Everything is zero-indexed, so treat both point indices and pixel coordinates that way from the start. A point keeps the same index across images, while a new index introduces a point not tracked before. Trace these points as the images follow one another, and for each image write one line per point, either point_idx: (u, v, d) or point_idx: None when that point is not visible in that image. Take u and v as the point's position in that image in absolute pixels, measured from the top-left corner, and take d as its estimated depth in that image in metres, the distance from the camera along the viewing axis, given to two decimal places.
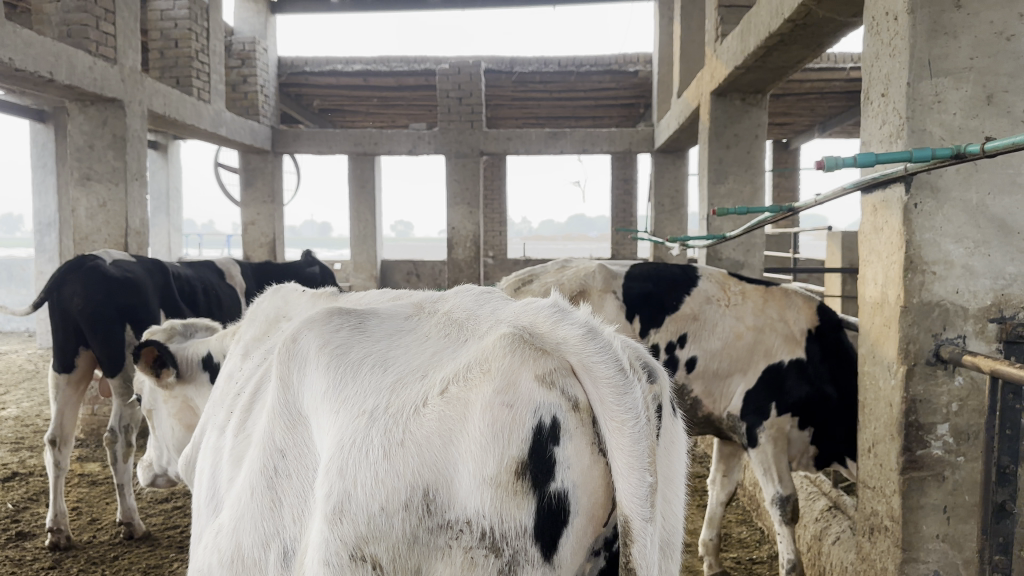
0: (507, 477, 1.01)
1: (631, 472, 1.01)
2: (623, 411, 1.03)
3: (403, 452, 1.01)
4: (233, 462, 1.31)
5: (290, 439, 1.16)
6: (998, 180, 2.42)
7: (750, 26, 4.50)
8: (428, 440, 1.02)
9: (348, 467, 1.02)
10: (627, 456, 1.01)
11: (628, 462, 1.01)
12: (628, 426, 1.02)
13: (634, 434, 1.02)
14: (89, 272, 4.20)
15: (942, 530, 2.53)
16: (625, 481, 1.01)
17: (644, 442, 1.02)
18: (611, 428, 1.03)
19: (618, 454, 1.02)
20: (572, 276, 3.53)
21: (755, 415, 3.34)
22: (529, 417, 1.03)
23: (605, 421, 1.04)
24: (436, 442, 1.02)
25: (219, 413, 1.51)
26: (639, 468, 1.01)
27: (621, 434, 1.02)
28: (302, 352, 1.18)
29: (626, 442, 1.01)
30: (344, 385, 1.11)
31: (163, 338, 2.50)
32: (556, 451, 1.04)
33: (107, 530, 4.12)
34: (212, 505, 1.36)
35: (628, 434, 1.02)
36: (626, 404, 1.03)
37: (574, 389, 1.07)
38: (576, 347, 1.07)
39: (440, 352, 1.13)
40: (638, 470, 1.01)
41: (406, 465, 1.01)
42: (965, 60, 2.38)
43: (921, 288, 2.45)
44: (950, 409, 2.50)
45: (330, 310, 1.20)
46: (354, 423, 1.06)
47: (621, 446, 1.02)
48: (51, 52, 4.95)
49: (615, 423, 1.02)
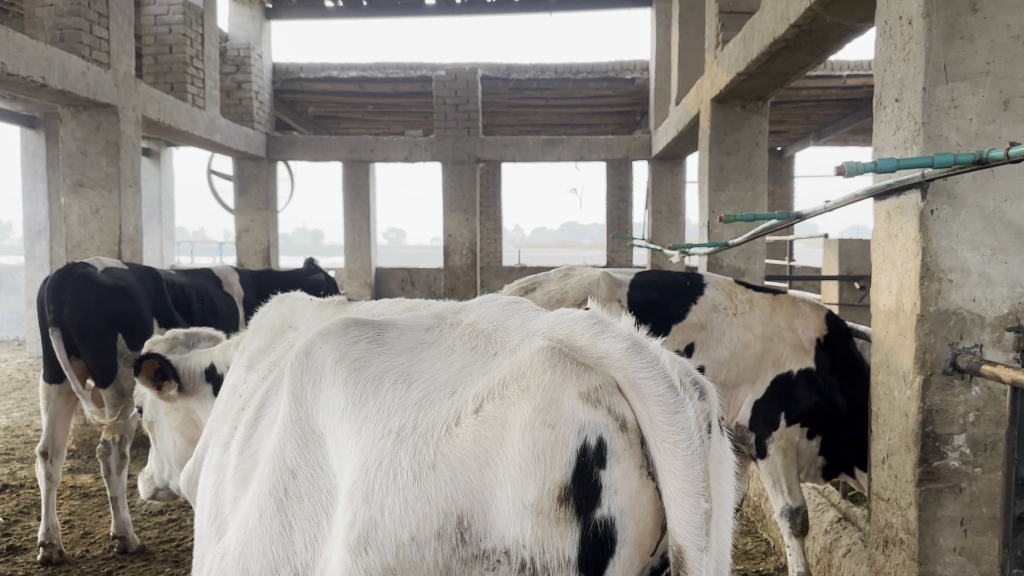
0: (549, 504, 0.94)
1: (685, 497, 0.94)
2: (676, 432, 0.96)
3: (433, 475, 0.94)
4: (240, 481, 1.23)
5: (304, 458, 1.09)
6: (1014, 186, 2.37)
7: (752, 32, 4.46)
8: (461, 463, 0.95)
9: (373, 492, 0.95)
10: (680, 480, 0.94)
11: (681, 488, 0.94)
12: (682, 447, 0.95)
13: (689, 457, 0.95)
14: (82, 280, 4.10)
15: (960, 543, 2.46)
16: (679, 508, 0.94)
17: (699, 465, 0.95)
18: (663, 450, 0.96)
19: (670, 477, 0.95)
20: (575, 284, 3.45)
21: (763, 425, 3.29)
22: (573, 438, 0.95)
23: (655, 442, 0.96)
24: (471, 465, 0.94)
25: (221, 429, 1.43)
26: (693, 494, 0.94)
27: (674, 457, 0.95)
28: (317, 366, 1.10)
29: (679, 466, 0.94)
30: (365, 403, 1.03)
31: (164, 348, 2.42)
32: (603, 475, 0.96)
33: (100, 544, 4.02)
34: (217, 526, 1.28)
35: (682, 456, 0.95)
36: (678, 424, 0.96)
37: (621, 407, 0.99)
38: (621, 362, 0.99)
39: (468, 366, 1.06)
40: (692, 496, 0.94)
41: (438, 491, 0.94)
42: (982, 65, 2.33)
43: (938, 296, 2.39)
44: (966, 419, 2.43)
45: (347, 321, 1.13)
46: (379, 443, 0.98)
47: (674, 469, 0.95)
48: (44, 57, 4.87)
49: (667, 445, 0.95)
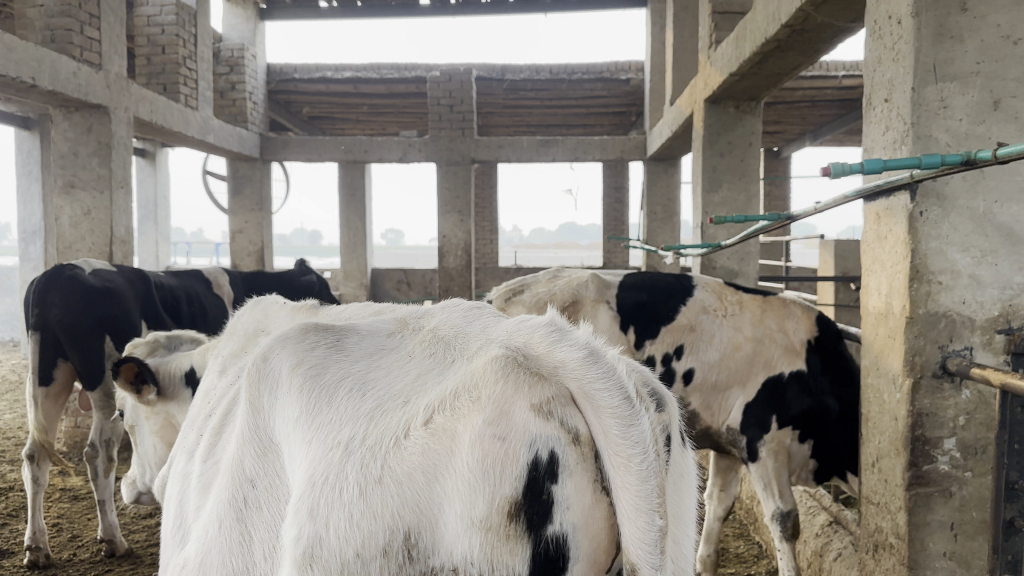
0: (499, 520, 0.91)
1: (638, 514, 0.91)
2: (630, 446, 0.93)
3: (380, 490, 0.91)
4: (200, 490, 1.19)
5: (261, 467, 1.05)
6: (1004, 187, 2.34)
7: (744, 32, 4.44)
8: (409, 477, 0.91)
9: (320, 506, 0.92)
10: (633, 496, 0.91)
11: (635, 504, 0.91)
12: (635, 462, 0.92)
13: (643, 471, 0.92)
14: (68, 281, 4.06)
15: (950, 548, 2.43)
16: (632, 524, 0.91)
17: (653, 480, 0.92)
18: (616, 464, 0.93)
19: (623, 493, 0.92)
20: (564, 286, 3.43)
21: (755, 428, 3.23)
22: (523, 451, 0.92)
23: (608, 456, 0.94)
24: (420, 479, 0.91)
25: (188, 435, 1.40)
26: (647, 510, 0.91)
27: (627, 471, 0.92)
28: (273, 373, 1.07)
29: (632, 481, 0.91)
30: (319, 412, 1.00)
31: (145, 352, 2.38)
32: (554, 489, 0.93)
33: (87, 548, 3.98)
34: (179, 536, 1.23)
35: (635, 471, 0.92)
36: (632, 438, 0.93)
37: (575, 419, 0.96)
38: (576, 372, 0.97)
39: (425, 375, 1.03)
40: (646, 512, 0.91)
41: (385, 506, 0.90)
42: (971, 65, 2.31)
43: (927, 298, 2.37)
44: (957, 423, 2.41)
45: (305, 327, 1.10)
46: (328, 455, 0.95)
47: (627, 484, 0.92)
48: (34, 57, 4.83)
49: (621, 459, 0.93)
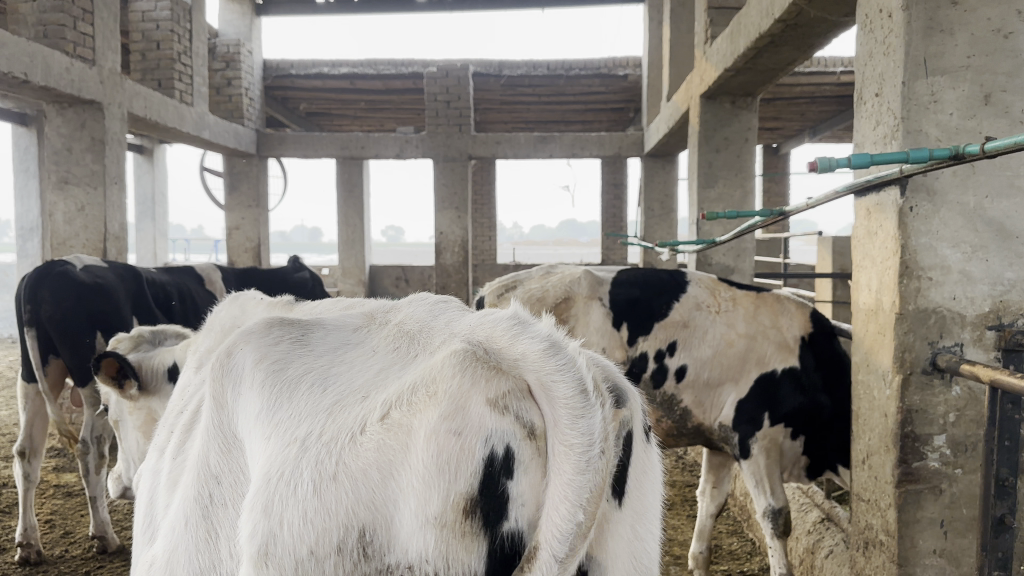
0: (454, 518, 0.88)
1: (563, 502, 0.89)
2: (576, 436, 0.91)
3: (335, 486, 0.89)
4: (168, 487, 1.15)
5: (226, 463, 1.04)
6: (995, 182, 2.32)
7: (739, 27, 4.40)
8: (363, 473, 0.89)
9: (275, 504, 0.90)
10: (564, 485, 0.89)
11: (562, 493, 0.89)
12: (576, 452, 0.91)
13: (581, 463, 0.90)
14: (58, 279, 4.03)
15: (940, 545, 2.42)
16: (551, 516, 0.89)
17: (589, 473, 0.90)
18: (558, 454, 0.91)
19: (554, 482, 0.90)
20: (555, 283, 3.42)
21: (747, 425, 3.21)
22: (478, 447, 0.90)
23: (553, 447, 0.92)
24: (374, 476, 0.89)
25: (158, 433, 1.35)
26: (572, 503, 0.88)
27: (567, 460, 0.90)
28: (237, 368, 1.05)
29: (569, 470, 0.90)
30: (280, 407, 0.99)
31: (129, 346, 2.37)
32: (509, 486, 0.91)
33: (80, 544, 3.97)
34: (147, 535, 1.20)
35: (575, 462, 0.90)
36: (582, 428, 0.92)
37: (530, 412, 0.94)
38: (535, 364, 0.95)
39: (386, 370, 1.01)
40: (570, 504, 0.89)
41: (340, 502, 0.88)
42: (962, 59, 2.29)
43: (917, 294, 2.35)
44: (947, 419, 2.39)
45: (270, 321, 1.09)
46: (285, 451, 0.93)
47: (562, 472, 0.90)
48: (26, 53, 4.81)
49: (563, 448, 0.91)
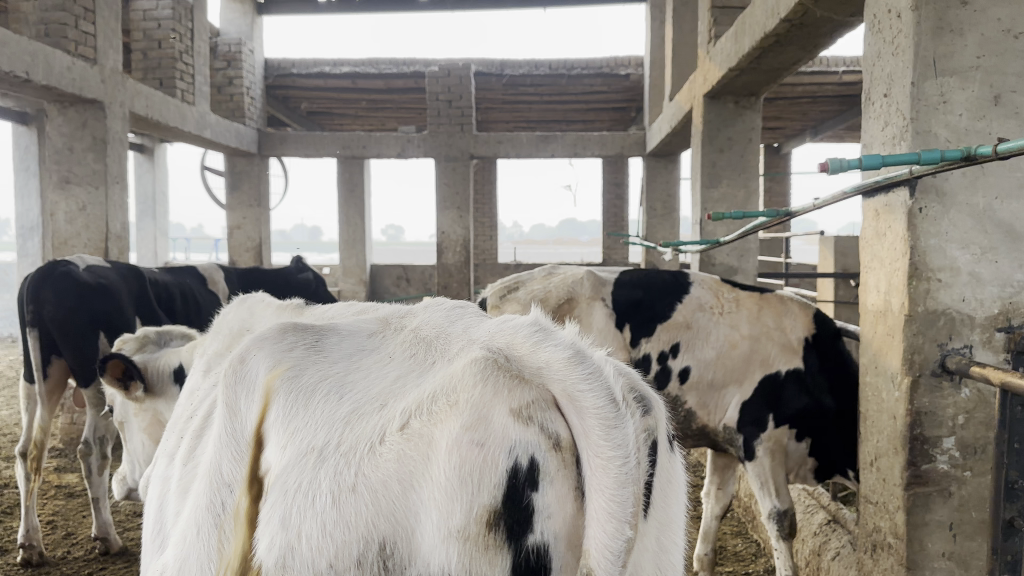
0: (477, 530, 0.87)
1: (607, 518, 0.88)
2: (610, 448, 0.89)
3: (355, 497, 0.87)
4: (179, 494, 1.13)
5: (240, 472, 1.02)
6: (1005, 183, 2.30)
7: (744, 27, 4.39)
8: (384, 484, 0.87)
9: (293, 515, 0.89)
10: (605, 500, 0.88)
11: (605, 509, 0.88)
12: (614, 465, 0.89)
13: (619, 476, 0.88)
14: (61, 278, 4.01)
15: (948, 548, 2.41)
16: (600, 528, 0.88)
17: (630, 486, 0.88)
18: (594, 466, 0.89)
19: (596, 495, 0.89)
20: (559, 284, 3.41)
21: (752, 426, 3.19)
22: (503, 458, 0.88)
23: (587, 458, 0.90)
24: (396, 488, 0.87)
25: (167, 438, 1.33)
26: (617, 518, 0.87)
27: (604, 473, 0.89)
28: (250, 375, 1.04)
29: (608, 483, 0.88)
30: (296, 416, 0.97)
31: (134, 347, 2.35)
32: (535, 498, 0.89)
33: (82, 546, 3.96)
34: (156, 541, 1.19)
35: (611, 476, 0.89)
36: (615, 440, 0.90)
37: (557, 423, 0.92)
38: (561, 373, 0.93)
39: (405, 377, 1.00)
40: (616, 519, 0.87)
41: (359, 515, 0.87)
42: (971, 60, 2.27)
43: (926, 296, 2.33)
44: (956, 422, 2.37)
45: (284, 327, 1.07)
46: (302, 461, 0.92)
47: (602, 486, 0.88)
48: (28, 52, 4.79)
49: (599, 461, 0.89)
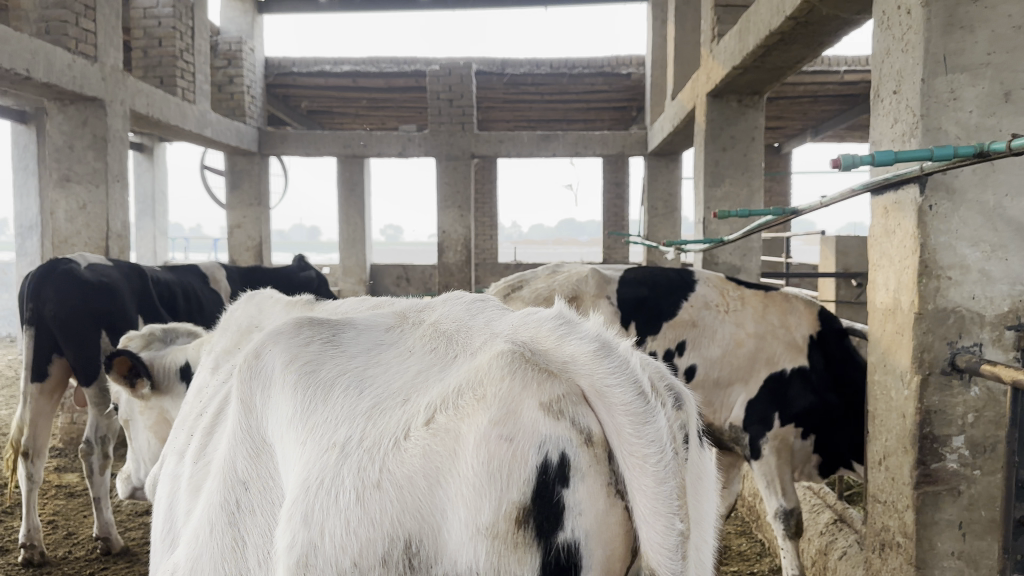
0: (507, 527, 0.85)
1: (654, 517, 0.86)
2: (645, 445, 0.88)
3: (380, 494, 0.85)
4: (190, 493, 1.11)
5: (255, 468, 1.00)
6: (1015, 181, 2.29)
7: (748, 24, 4.37)
8: (409, 480, 0.85)
9: (316, 512, 0.87)
10: (650, 498, 0.87)
11: (651, 507, 0.86)
12: (651, 462, 0.87)
13: (658, 473, 0.87)
14: (62, 276, 3.99)
15: (958, 547, 2.38)
16: (651, 527, 0.86)
17: (670, 482, 0.87)
18: (630, 464, 0.88)
19: (638, 494, 0.87)
20: (563, 282, 3.38)
21: (758, 425, 3.17)
22: (532, 454, 0.86)
23: (622, 455, 0.89)
24: (421, 484, 0.85)
25: (176, 436, 1.31)
26: (665, 513, 0.86)
27: (642, 471, 0.87)
28: (265, 370, 1.02)
29: (648, 482, 0.87)
30: (314, 411, 0.95)
31: (140, 345, 2.33)
32: (566, 494, 0.87)
33: (83, 546, 3.93)
34: (167, 540, 1.17)
35: (650, 472, 0.87)
36: (647, 436, 0.88)
37: (587, 417, 0.91)
38: (588, 367, 0.91)
39: (426, 371, 0.98)
40: (664, 516, 0.86)
41: (384, 513, 0.85)
42: (982, 56, 2.25)
43: (936, 294, 2.32)
44: (966, 420, 2.35)
45: (300, 321, 1.05)
46: (324, 457, 0.90)
47: (641, 485, 0.87)
48: (28, 49, 4.76)
49: (636, 459, 0.88)
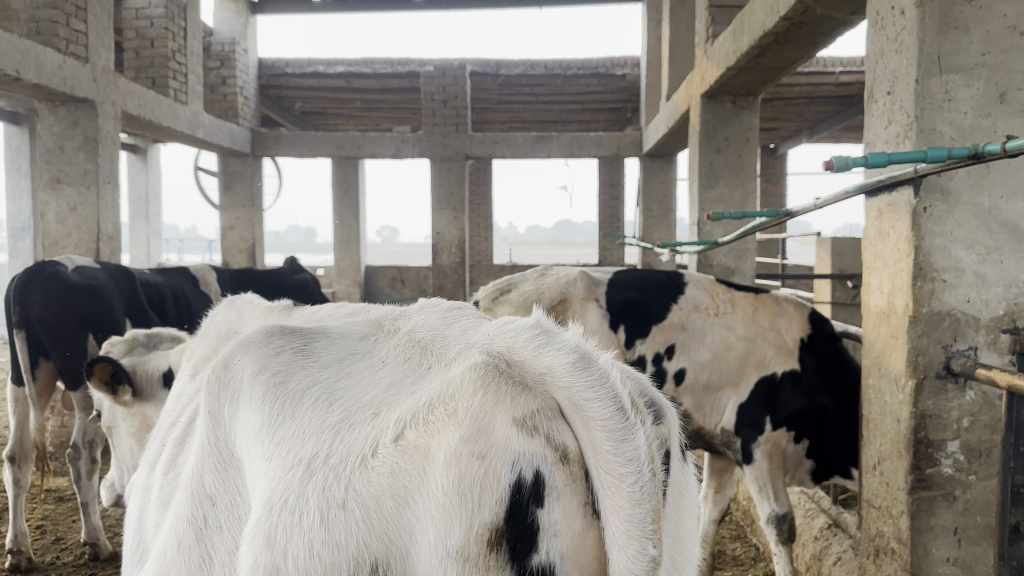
0: (478, 549, 0.81)
1: (629, 541, 0.83)
2: (623, 464, 0.85)
3: (344, 516, 0.82)
4: (160, 506, 1.07)
5: (223, 483, 0.97)
6: (1010, 183, 2.26)
7: (742, 25, 4.34)
8: (375, 501, 0.82)
9: (278, 533, 0.83)
10: (624, 521, 0.84)
11: (626, 531, 0.83)
12: (628, 482, 0.84)
13: (635, 494, 0.84)
14: (48, 278, 3.94)
15: (954, 553, 2.35)
16: (620, 552, 0.83)
17: (645, 504, 0.84)
18: (606, 484, 0.85)
19: (613, 517, 0.84)
20: (551, 284, 3.35)
21: (750, 429, 3.13)
22: (505, 473, 0.83)
23: (599, 475, 0.86)
24: (388, 505, 0.82)
25: (149, 444, 1.27)
26: (639, 538, 0.83)
27: (619, 493, 0.84)
28: (234, 381, 0.98)
29: (624, 502, 0.84)
30: (280, 425, 0.92)
31: (122, 351, 2.29)
32: (540, 514, 0.84)
33: (71, 551, 3.88)
34: (136, 554, 1.13)
35: (628, 493, 0.84)
36: (624, 454, 0.85)
37: (563, 434, 0.87)
38: (565, 380, 0.88)
39: (398, 383, 0.95)
40: (638, 540, 0.83)
41: (349, 535, 0.81)
42: (977, 57, 2.22)
43: (931, 297, 2.28)
44: (960, 424, 2.32)
45: (270, 330, 1.02)
46: (288, 474, 0.86)
47: (617, 507, 0.84)
48: (18, 50, 4.71)
49: (612, 479, 0.85)
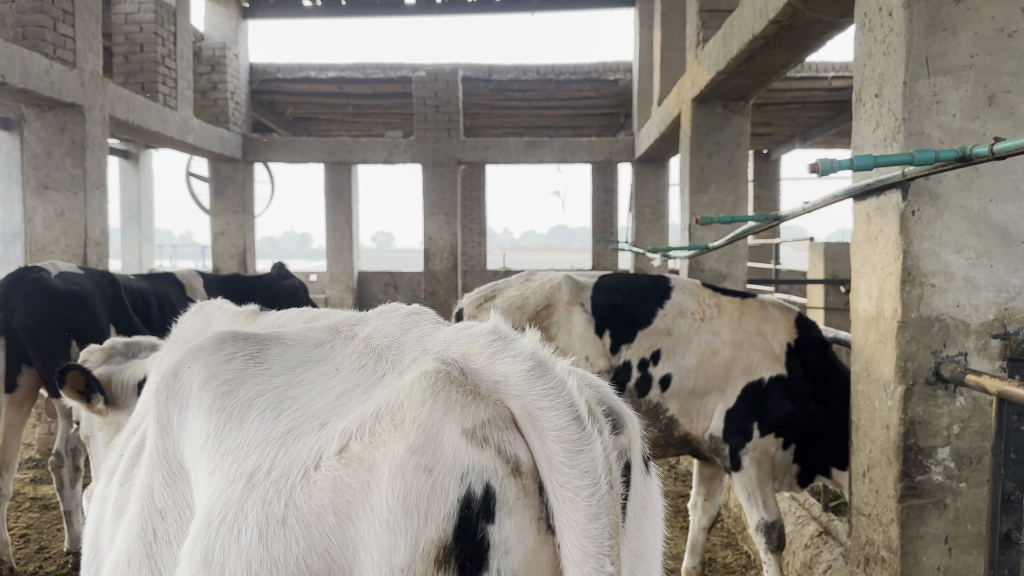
0: (425, 568, 0.77)
1: (585, 559, 0.79)
2: (578, 476, 0.81)
3: (284, 533, 0.78)
4: (113, 518, 1.03)
5: (170, 496, 0.93)
6: (999, 186, 2.22)
7: (732, 29, 4.32)
8: (318, 517, 0.78)
9: (215, 552, 0.79)
10: (580, 536, 0.80)
11: (581, 546, 0.79)
12: (583, 495, 0.81)
13: (592, 508, 0.80)
14: (30, 284, 3.88)
15: (944, 562, 2.32)
16: (577, 570, 0.79)
17: (602, 518, 0.80)
18: (562, 497, 0.81)
19: (568, 532, 0.80)
20: (536, 289, 3.32)
21: (738, 436, 3.09)
22: (453, 487, 0.79)
23: (553, 487, 0.82)
24: (331, 520, 0.78)
25: (109, 456, 1.23)
26: (596, 554, 0.79)
27: (573, 507, 0.80)
28: (183, 389, 0.95)
29: (580, 518, 0.80)
30: (226, 437, 0.88)
31: (100, 359, 2.24)
32: (491, 531, 0.80)
33: (54, 560, 3.82)
34: (90, 569, 1.09)
35: (583, 507, 0.80)
36: (580, 466, 0.82)
37: (515, 445, 0.84)
38: (519, 388, 0.85)
39: (349, 392, 0.91)
40: (595, 556, 0.79)
41: (290, 552, 0.77)
42: (965, 58, 2.20)
43: (920, 302, 2.25)
44: (950, 431, 2.29)
45: (221, 337, 0.99)
46: (229, 488, 0.83)
47: (573, 522, 0.80)
48: (4, 54, 4.65)
49: (567, 492, 0.81)
